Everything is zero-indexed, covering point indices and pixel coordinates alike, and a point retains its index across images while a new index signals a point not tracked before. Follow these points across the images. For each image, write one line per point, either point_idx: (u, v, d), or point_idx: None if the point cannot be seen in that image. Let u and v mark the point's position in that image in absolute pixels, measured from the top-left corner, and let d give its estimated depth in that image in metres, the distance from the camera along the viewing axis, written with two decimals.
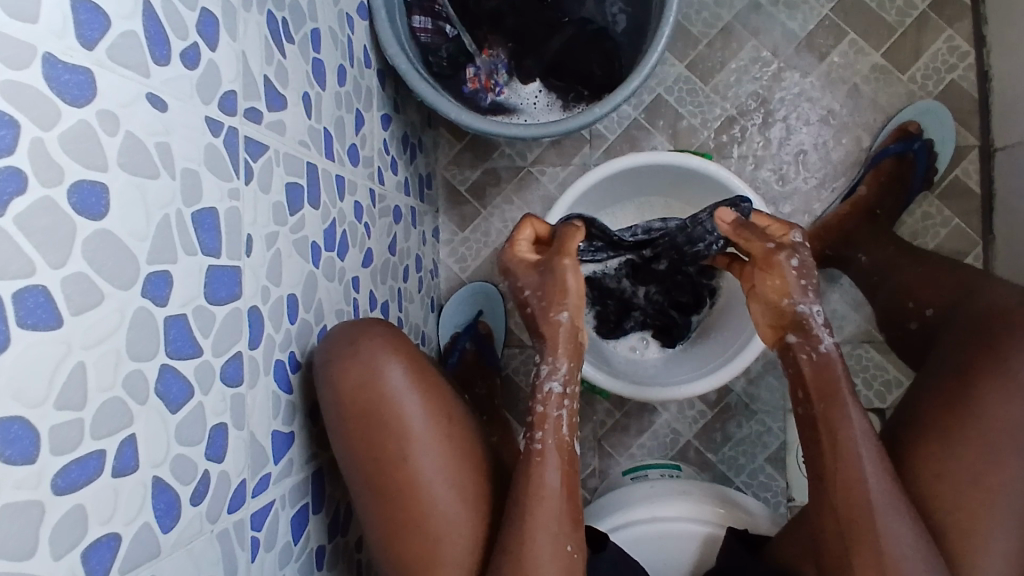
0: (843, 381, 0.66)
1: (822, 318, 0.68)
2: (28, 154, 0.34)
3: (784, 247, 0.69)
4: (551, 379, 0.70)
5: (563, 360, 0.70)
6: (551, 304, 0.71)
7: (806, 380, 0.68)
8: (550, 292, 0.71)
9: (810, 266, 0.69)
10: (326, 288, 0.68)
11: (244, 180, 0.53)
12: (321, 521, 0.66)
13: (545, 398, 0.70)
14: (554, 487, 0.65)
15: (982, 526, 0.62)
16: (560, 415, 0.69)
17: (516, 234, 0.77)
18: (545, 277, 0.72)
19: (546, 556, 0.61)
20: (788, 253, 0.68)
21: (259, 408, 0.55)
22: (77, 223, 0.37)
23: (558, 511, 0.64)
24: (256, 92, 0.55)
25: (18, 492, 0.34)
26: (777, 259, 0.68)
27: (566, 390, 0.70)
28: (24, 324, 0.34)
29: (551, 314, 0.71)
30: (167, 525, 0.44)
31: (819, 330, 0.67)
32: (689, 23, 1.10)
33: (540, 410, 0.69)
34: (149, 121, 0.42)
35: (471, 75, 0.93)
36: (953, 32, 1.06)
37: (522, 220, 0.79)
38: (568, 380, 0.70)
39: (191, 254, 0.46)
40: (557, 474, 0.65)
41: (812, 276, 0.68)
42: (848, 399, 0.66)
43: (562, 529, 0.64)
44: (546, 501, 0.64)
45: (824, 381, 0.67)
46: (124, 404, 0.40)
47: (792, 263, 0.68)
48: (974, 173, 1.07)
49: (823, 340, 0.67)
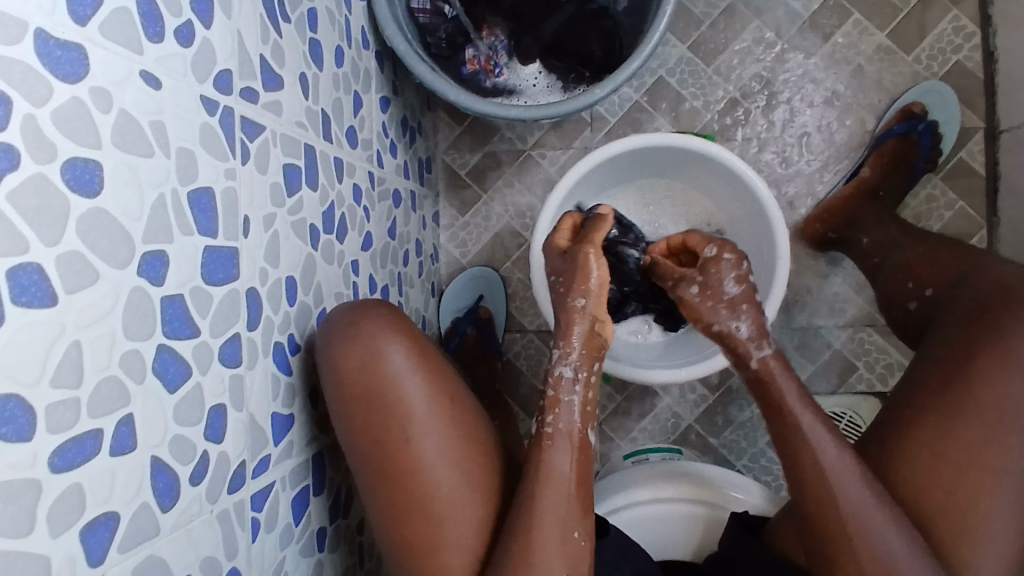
0: (788, 388, 0.68)
1: (747, 331, 0.70)
2: (20, 131, 0.34)
3: (684, 279, 0.75)
4: (562, 364, 0.71)
5: (575, 347, 0.71)
6: (573, 288, 0.73)
7: (759, 399, 0.70)
8: (571, 278, 0.73)
9: (715, 286, 0.72)
10: (325, 270, 0.68)
11: (240, 161, 0.53)
12: (322, 503, 0.66)
13: (557, 382, 0.70)
14: (564, 470, 0.65)
15: (976, 509, 0.61)
16: (573, 400, 0.69)
17: (560, 224, 0.79)
18: (569, 263, 0.74)
19: (552, 538, 0.62)
20: (688, 283, 0.74)
21: (258, 390, 0.55)
22: (70, 200, 0.36)
23: (567, 494, 0.64)
24: (252, 72, 0.55)
25: (14, 471, 0.33)
26: (680, 290, 0.75)
27: (578, 375, 0.71)
28: (18, 302, 0.33)
29: (569, 300, 0.73)
30: (166, 505, 0.44)
31: (746, 346, 0.70)
32: (691, 4, 1.08)
33: (552, 394, 0.70)
34: (143, 99, 0.42)
35: (470, 57, 0.92)
36: (958, 12, 1.05)
37: (563, 214, 0.81)
38: (579, 366, 0.71)
39: (187, 234, 0.46)
40: (567, 457, 0.66)
41: (715, 296, 0.72)
42: (796, 408, 0.67)
43: (572, 515, 0.64)
44: (554, 483, 0.64)
45: (768, 398, 0.68)
46: (122, 384, 0.40)
47: (692, 289, 0.74)
48: (979, 155, 1.06)
49: (751, 352, 0.70)
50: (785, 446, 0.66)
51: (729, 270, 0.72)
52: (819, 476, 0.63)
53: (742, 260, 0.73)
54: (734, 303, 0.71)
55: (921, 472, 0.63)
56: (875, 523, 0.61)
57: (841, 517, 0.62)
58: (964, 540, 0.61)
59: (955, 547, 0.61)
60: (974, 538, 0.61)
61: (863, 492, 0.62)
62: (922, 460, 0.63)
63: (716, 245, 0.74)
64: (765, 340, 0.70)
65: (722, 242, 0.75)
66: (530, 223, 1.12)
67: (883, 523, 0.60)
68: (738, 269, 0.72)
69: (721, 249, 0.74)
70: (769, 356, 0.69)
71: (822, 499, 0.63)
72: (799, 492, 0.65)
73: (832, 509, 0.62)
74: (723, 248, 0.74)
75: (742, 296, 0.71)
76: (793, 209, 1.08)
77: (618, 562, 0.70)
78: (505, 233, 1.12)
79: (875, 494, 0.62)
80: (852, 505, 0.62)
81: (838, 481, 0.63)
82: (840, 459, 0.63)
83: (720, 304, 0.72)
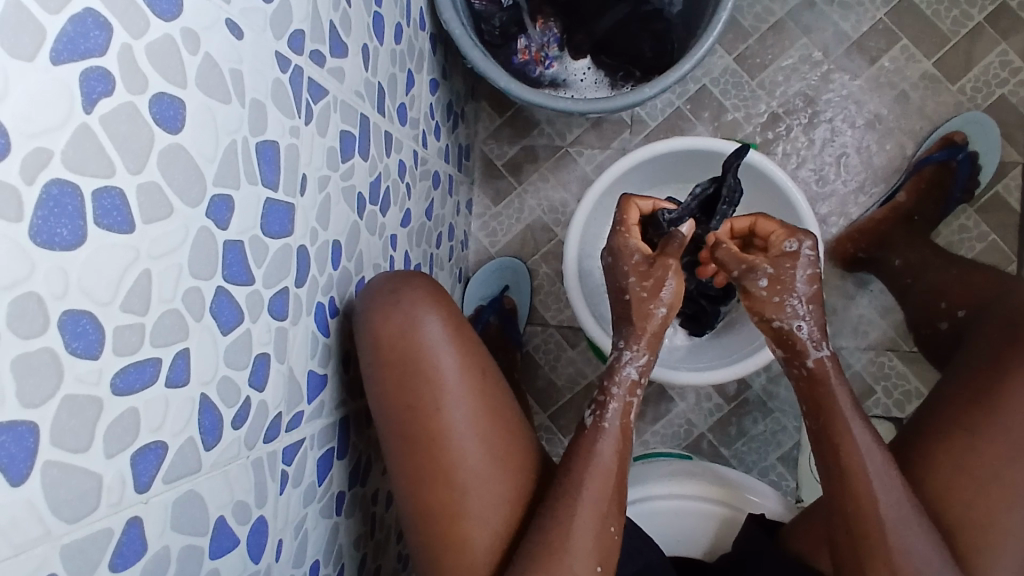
0: (840, 391, 0.68)
1: (810, 331, 0.70)
2: (117, 59, 0.35)
3: (753, 271, 0.71)
4: (630, 364, 0.72)
5: (643, 350, 0.73)
6: (656, 296, 0.73)
7: (804, 394, 0.71)
8: (656, 285, 0.73)
9: (786, 281, 0.70)
10: (367, 240, 0.69)
11: (304, 120, 0.54)
12: (344, 467, 0.67)
13: (620, 382, 0.72)
14: (606, 460, 0.67)
15: (996, 523, 0.63)
16: (630, 400, 0.71)
17: (627, 218, 0.76)
18: (658, 270, 0.73)
19: (585, 525, 0.63)
20: (758, 274, 0.71)
21: (298, 346, 0.56)
22: (156, 133, 0.38)
23: (605, 485, 0.66)
24: (322, 36, 0.56)
25: (80, 386, 0.34)
26: (744, 282, 0.72)
27: (641, 378, 0.73)
28: (101, 224, 0.34)
29: (649, 306, 0.73)
30: (210, 443, 0.45)
31: (806, 346, 0.70)
32: (741, 16, 1.09)
33: (611, 391, 0.71)
34: (225, 46, 0.43)
35: (522, 47, 0.94)
36: (1007, 46, 1.06)
37: (627, 201, 0.77)
38: (643, 370, 0.73)
39: (252, 183, 0.47)
40: (610, 445, 0.68)
41: (785, 292, 0.70)
42: (847, 412, 0.67)
43: (609, 510, 0.66)
44: (594, 471, 0.66)
45: (818, 397, 0.69)
46: (182, 317, 0.41)
47: (761, 285, 0.70)
48: (1015, 190, 1.06)
49: (811, 354, 0.70)
50: (832, 451, 0.67)
51: (804, 266, 0.70)
52: (863, 482, 0.64)
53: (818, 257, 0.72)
54: (801, 304, 0.70)
55: (945, 483, 0.64)
56: (910, 531, 0.62)
57: (878, 525, 0.63)
58: (981, 552, 0.63)
59: (973, 558, 0.63)
60: (992, 548, 0.62)
61: (905, 500, 0.63)
62: (947, 470, 0.65)
63: (799, 239, 0.71)
64: (824, 341, 0.70)
65: (804, 234, 0.72)
66: (563, 219, 1.13)
67: (913, 532, 0.62)
68: (813, 267, 0.71)
69: (801, 242, 0.71)
70: (826, 357, 0.69)
71: (863, 506, 0.64)
72: (836, 494, 0.66)
73: (869, 515, 0.63)
74: (807, 244, 0.71)
75: (810, 294, 0.70)
76: (825, 228, 1.09)
77: (629, 552, 0.71)
78: (536, 226, 1.13)
79: (909, 502, 0.63)
80: (892, 514, 0.62)
81: (878, 490, 0.63)
82: (883, 468, 0.64)
83: (787, 300, 0.70)
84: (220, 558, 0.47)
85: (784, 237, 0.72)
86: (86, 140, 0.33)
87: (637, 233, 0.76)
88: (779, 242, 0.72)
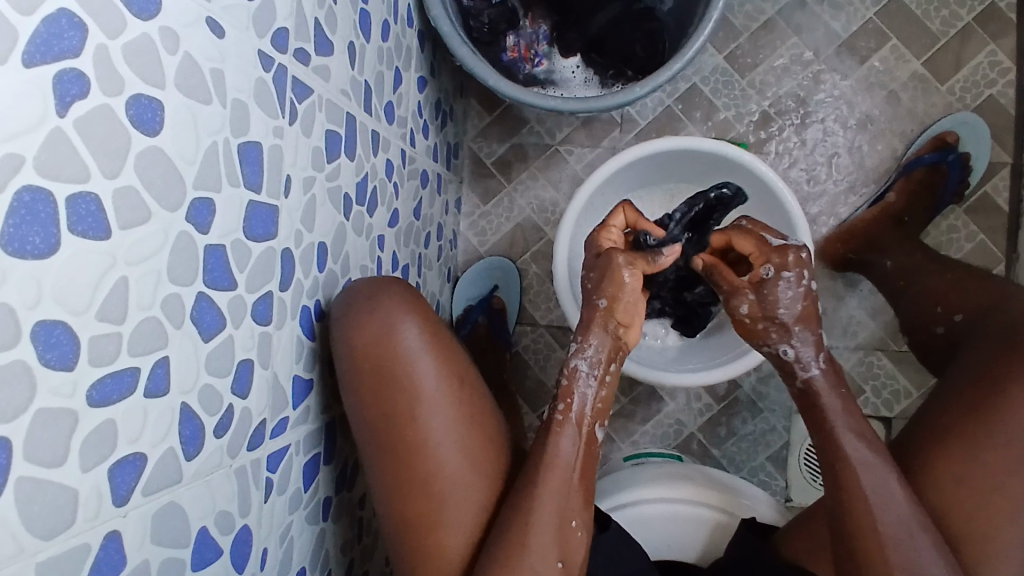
0: (831, 407, 0.69)
1: (799, 353, 0.70)
2: (93, 58, 0.34)
3: (735, 296, 0.72)
4: (578, 358, 0.71)
5: (592, 339, 0.72)
6: (600, 287, 0.72)
7: (801, 409, 0.71)
8: (601, 277, 0.72)
9: (768, 307, 0.70)
10: (353, 241, 0.68)
11: (288, 120, 0.52)
12: (330, 473, 0.66)
13: (571, 373, 0.71)
14: (569, 459, 0.67)
15: (997, 531, 0.62)
16: (587, 392, 0.70)
17: (609, 220, 0.78)
18: (601, 263, 0.73)
19: (546, 519, 0.63)
20: (740, 301, 0.72)
21: (283, 350, 0.55)
22: (133, 135, 0.36)
23: (568, 480, 0.66)
24: (306, 34, 0.55)
25: (53, 399, 0.33)
26: (731, 306, 0.73)
27: (593, 370, 0.71)
28: (74, 230, 0.33)
29: (593, 297, 0.72)
30: (190, 453, 0.44)
31: (796, 365, 0.70)
32: (732, 15, 1.09)
33: (566, 383, 0.70)
34: (206, 45, 0.42)
35: (511, 45, 0.94)
36: (996, 48, 1.06)
37: (618, 206, 0.79)
38: (595, 361, 0.71)
39: (235, 185, 0.46)
40: (573, 446, 0.67)
41: (767, 319, 0.70)
42: (841, 431, 0.67)
43: (571, 506, 0.65)
44: (554, 467, 0.65)
45: (813, 413, 0.70)
46: (161, 326, 0.40)
47: (743, 312, 0.72)
48: (1004, 191, 1.06)
49: (805, 370, 0.70)
50: (830, 461, 0.67)
51: (785, 291, 0.69)
52: (862, 494, 0.64)
53: (802, 274, 0.69)
54: (787, 327, 0.70)
55: (945, 490, 0.64)
56: (913, 544, 0.61)
57: (876, 533, 0.62)
58: (984, 562, 0.62)
59: (977, 567, 0.62)
60: (995, 558, 0.62)
61: (906, 513, 0.62)
62: (947, 477, 0.65)
63: (776, 263, 0.70)
64: (816, 359, 0.70)
65: (782, 255, 0.70)
66: (552, 218, 1.12)
67: (921, 547, 0.61)
68: (799, 287, 0.69)
69: (778, 269, 0.70)
70: (815, 376, 0.70)
71: (860, 516, 0.63)
72: (838, 506, 0.65)
73: (870, 523, 0.63)
74: (782, 266, 0.70)
75: (796, 317, 0.70)
76: (815, 229, 1.08)
77: (616, 561, 0.70)
78: (526, 226, 1.12)
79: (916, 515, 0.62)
80: (893, 528, 0.62)
81: (876, 499, 0.63)
82: (884, 481, 0.64)
83: (771, 326, 0.71)
84: (202, 570, 0.46)
85: (760, 262, 0.71)
86: (60, 145, 0.32)
87: (616, 234, 0.78)
88: (757, 266, 0.72)
